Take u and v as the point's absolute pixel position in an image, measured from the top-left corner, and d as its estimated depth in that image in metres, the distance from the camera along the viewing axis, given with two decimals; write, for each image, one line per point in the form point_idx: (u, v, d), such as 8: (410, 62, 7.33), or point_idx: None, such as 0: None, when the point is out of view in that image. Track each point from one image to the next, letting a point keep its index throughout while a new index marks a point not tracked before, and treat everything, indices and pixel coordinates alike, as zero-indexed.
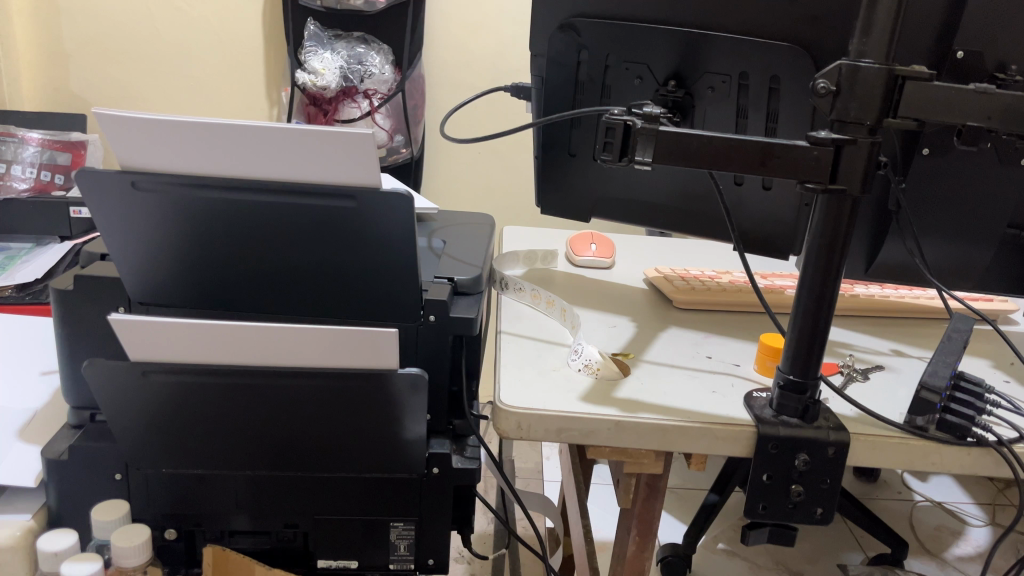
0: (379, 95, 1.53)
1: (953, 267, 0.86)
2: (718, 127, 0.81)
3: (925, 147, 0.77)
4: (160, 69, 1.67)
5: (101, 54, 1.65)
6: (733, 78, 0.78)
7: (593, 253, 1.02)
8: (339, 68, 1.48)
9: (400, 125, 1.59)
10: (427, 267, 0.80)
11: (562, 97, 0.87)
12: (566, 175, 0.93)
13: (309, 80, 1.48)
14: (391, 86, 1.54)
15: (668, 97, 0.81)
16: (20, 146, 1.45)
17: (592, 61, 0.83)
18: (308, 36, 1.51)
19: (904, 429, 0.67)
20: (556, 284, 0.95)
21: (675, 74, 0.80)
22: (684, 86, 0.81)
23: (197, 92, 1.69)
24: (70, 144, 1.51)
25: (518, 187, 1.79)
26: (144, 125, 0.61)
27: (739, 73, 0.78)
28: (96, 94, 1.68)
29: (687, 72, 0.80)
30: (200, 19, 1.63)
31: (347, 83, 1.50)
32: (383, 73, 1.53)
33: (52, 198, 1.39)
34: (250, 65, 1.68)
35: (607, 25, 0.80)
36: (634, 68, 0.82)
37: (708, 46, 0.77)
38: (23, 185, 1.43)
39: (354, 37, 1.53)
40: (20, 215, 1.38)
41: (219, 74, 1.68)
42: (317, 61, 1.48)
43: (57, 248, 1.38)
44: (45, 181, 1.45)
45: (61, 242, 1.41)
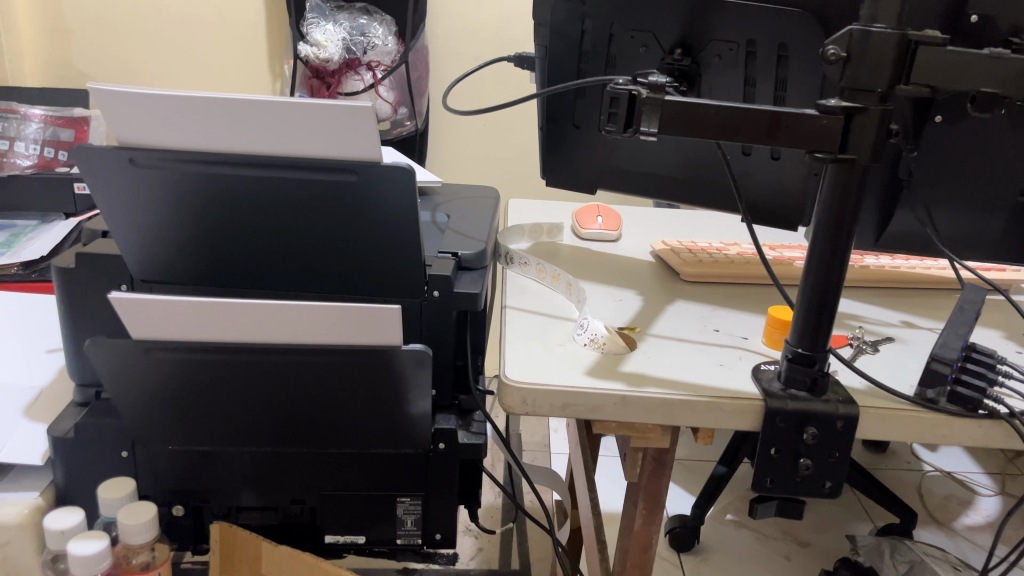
0: (383, 67, 1.51)
1: (965, 236, 0.84)
2: (726, 95, 0.79)
3: (937, 116, 0.76)
4: (162, 43, 1.66)
5: (102, 29, 1.64)
6: (741, 46, 0.76)
7: (599, 225, 1.01)
8: (342, 39, 1.47)
9: (404, 97, 1.56)
10: (430, 241, 0.79)
11: (564, 66, 0.85)
12: (572, 147, 0.91)
13: (312, 52, 1.46)
14: (395, 58, 1.53)
15: (674, 66, 0.80)
16: (23, 122, 1.46)
17: (596, 30, 0.81)
18: (310, 8, 1.49)
19: (914, 402, 0.66)
20: (562, 258, 0.94)
21: (681, 42, 0.79)
22: (691, 54, 0.79)
23: (199, 67, 1.69)
24: (73, 119, 1.51)
25: (522, 159, 1.78)
26: (138, 100, 0.60)
27: (746, 41, 0.76)
28: (96, 69, 1.67)
29: (693, 42, 0.78)
30: None
31: (349, 55, 1.48)
32: (386, 45, 1.51)
33: (56, 174, 1.43)
34: (251, 38, 1.66)
35: None
36: (639, 37, 0.80)
37: (714, 14, 0.75)
38: (26, 163, 1.43)
39: (357, 7, 1.52)
40: (24, 192, 1.41)
41: (221, 48, 1.67)
42: (319, 32, 1.46)
43: (60, 226, 1.41)
44: (49, 158, 1.46)
45: (66, 219, 1.45)
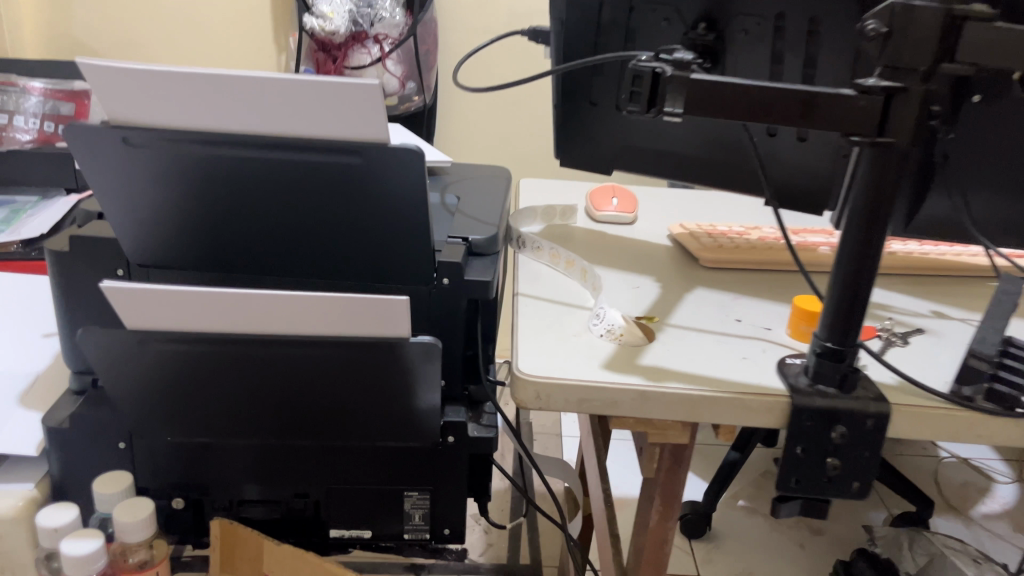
0: (390, 40, 1.47)
1: (1001, 223, 0.80)
2: (752, 75, 0.76)
3: (977, 94, 0.71)
4: (164, 14, 1.62)
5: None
6: (769, 20, 0.72)
7: (614, 208, 0.97)
8: (349, 11, 1.42)
9: (411, 72, 1.53)
10: (440, 225, 0.76)
11: (582, 38, 0.81)
12: (588, 126, 0.87)
13: (317, 25, 1.41)
14: (403, 30, 1.48)
15: (698, 41, 0.75)
16: (22, 95, 1.41)
17: (615, 3, 0.77)
18: None
19: (949, 400, 0.62)
20: (576, 242, 0.91)
21: (706, 17, 0.74)
22: (715, 29, 0.74)
23: (203, 40, 1.65)
24: (74, 93, 1.46)
25: (533, 136, 1.73)
26: (130, 77, 0.56)
27: (775, 15, 0.72)
28: (97, 41, 1.64)
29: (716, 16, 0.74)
30: None
31: (356, 28, 1.44)
32: (394, 17, 1.46)
33: (54, 150, 1.40)
34: (255, 10, 1.62)
35: None
36: (660, 10, 0.75)
37: None
38: (26, 137, 1.41)
39: None
40: (24, 167, 1.38)
41: (225, 20, 1.63)
42: (325, 4, 1.41)
43: (61, 202, 1.38)
44: (49, 132, 1.43)
45: (66, 195, 1.42)
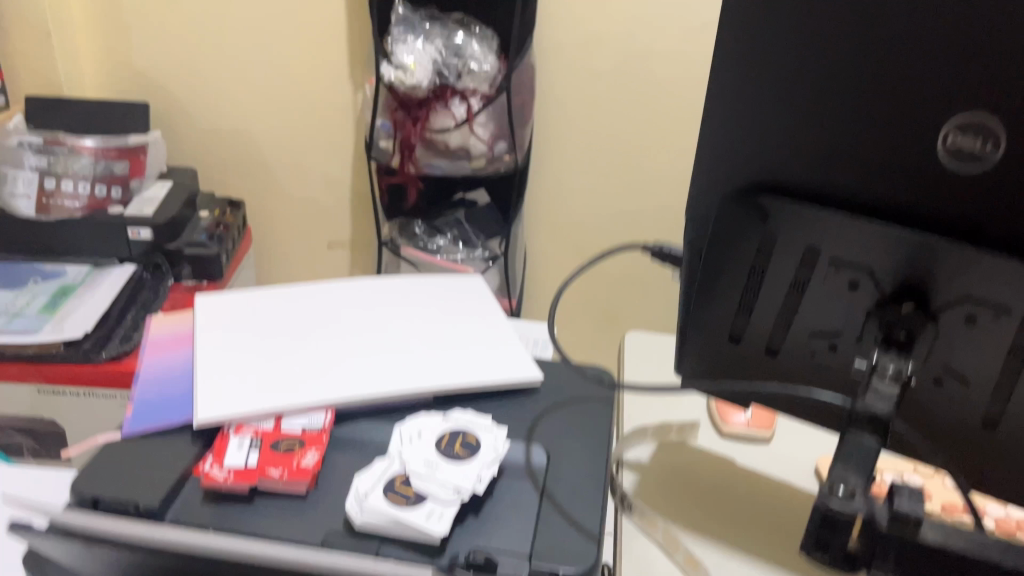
0: (479, 95, 1.27)
1: None
2: (968, 365, 0.58)
3: None
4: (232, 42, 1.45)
5: (167, 26, 1.44)
6: (991, 309, 0.55)
7: (748, 423, 0.82)
8: (432, 62, 1.23)
9: (502, 130, 1.33)
10: (518, 529, 0.58)
11: (729, 291, 0.65)
12: (729, 368, 0.70)
13: (396, 77, 1.23)
14: (495, 83, 1.28)
15: (889, 326, 0.59)
16: (72, 157, 1.29)
17: (780, 256, 0.61)
18: (396, 22, 1.26)
19: None
20: (701, 485, 0.75)
21: (910, 296, 0.58)
22: (918, 310, 0.58)
23: (270, 74, 1.48)
24: (129, 150, 1.33)
25: (643, 191, 1.51)
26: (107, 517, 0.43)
27: (992, 306, 0.55)
28: (161, 71, 1.48)
29: (920, 285, 0.58)
30: None
31: (440, 80, 1.24)
32: (485, 68, 1.26)
33: (109, 216, 1.27)
34: (328, 44, 1.44)
35: (804, 212, 0.58)
36: (841, 274, 0.60)
37: (948, 264, 0.56)
38: (75, 204, 1.27)
39: (452, 19, 1.28)
40: (79, 234, 1.27)
41: (298, 53, 1.45)
42: (406, 53, 1.23)
43: (116, 277, 1.25)
44: (100, 197, 1.30)
45: (120, 265, 1.29)
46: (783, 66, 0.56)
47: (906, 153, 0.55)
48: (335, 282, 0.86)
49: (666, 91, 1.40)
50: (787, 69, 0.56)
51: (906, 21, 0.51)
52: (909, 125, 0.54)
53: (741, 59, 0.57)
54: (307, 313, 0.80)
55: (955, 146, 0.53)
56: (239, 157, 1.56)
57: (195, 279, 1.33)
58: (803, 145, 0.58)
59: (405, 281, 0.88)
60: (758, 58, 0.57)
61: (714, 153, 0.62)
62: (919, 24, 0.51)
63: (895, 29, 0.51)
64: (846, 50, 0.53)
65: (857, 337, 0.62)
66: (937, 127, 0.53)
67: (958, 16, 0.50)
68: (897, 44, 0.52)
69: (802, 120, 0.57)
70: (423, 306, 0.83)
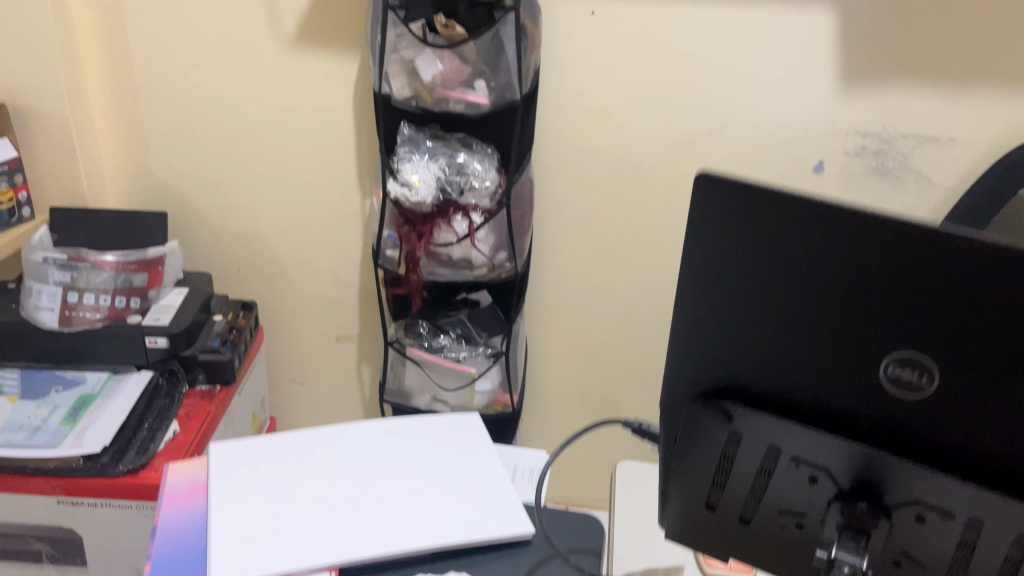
0: (481, 211, 1.32)
1: None
2: (922, 553, 0.62)
3: None
4: (246, 154, 1.53)
5: (185, 139, 1.52)
6: (939, 513, 0.59)
7: (729, 565, 0.88)
8: (436, 179, 1.30)
9: (502, 241, 1.39)
10: None
11: (698, 474, 0.67)
12: (700, 533, 0.71)
13: (402, 194, 1.29)
14: (496, 197, 1.34)
15: (850, 517, 0.62)
16: (94, 271, 1.35)
17: (744, 450, 0.64)
18: (402, 141, 1.34)
19: None
20: None
21: (866, 494, 0.61)
22: (874, 505, 0.61)
23: (283, 182, 1.55)
24: (148, 262, 1.39)
25: (642, 290, 1.56)
26: None
27: (941, 511, 0.59)
28: (179, 180, 1.56)
29: (875, 486, 0.60)
30: (287, 108, 1.47)
31: (443, 197, 1.30)
32: (486, 184, 1.32)
33: (128, 325, 1.33)
34: (338, 155, 1.51)
35: (767, 419, 0.62)
36: (803, 468, 0.63)
37: (898, 473, 0.59)
38: (96, 315, 1.33)
39: (455, 139, 1.35)
40: (99, 344, 1.32)
41: (309, 163, 1.52)
42: (410, 171, 1.29)
43: (134, 383, 1.31)
44: (120, 307, 1.36)
45: (137, 372, 1.34)
46: (743, 292, 0.59)
47: (860, 375, 0.58)
48: (335, 425, 0.93)
49: (661, 199, 1.46)
50: (748, 297, 0.59)
51: (855, 273, 0.54)
52: (857, 359, 0.57)
53: (705, 287, 0.60)
54: (318, 463, 0.87)
55: (897, 377, 0.56)
56: (253, 258, 1.62)
57: (209, 383, 1.39)
58: (762, 357, 0.61)
59: (405, 421, 0.95)
60: (722, 285, 0.60)
61: (681, 353, 0.65)
62: (869, 273, 0.54)
63: (846, 275, 0.55)
64: (802, 289, 0.57)
65: (819, 520, 0.65)
66: (881, 358, 0.56)
67: (903, 278, 0.53)
68: (848, 291, 0.55)
69: (763, 337, 0.60)
70: (422, 450, 0.90)
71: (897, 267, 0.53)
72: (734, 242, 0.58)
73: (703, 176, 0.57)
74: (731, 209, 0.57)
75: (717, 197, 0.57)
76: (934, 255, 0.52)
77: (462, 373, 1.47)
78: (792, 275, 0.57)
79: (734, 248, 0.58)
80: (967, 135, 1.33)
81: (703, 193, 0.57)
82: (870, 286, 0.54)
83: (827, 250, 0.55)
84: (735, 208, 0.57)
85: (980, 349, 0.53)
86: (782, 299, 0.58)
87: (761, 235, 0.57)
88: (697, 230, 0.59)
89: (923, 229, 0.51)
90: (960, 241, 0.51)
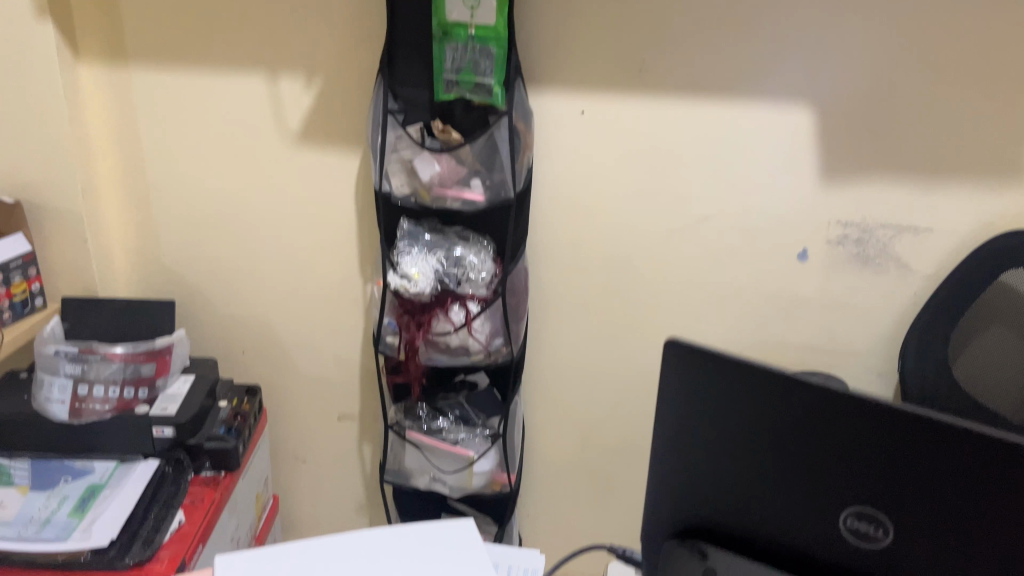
0: (477, 300, 1.37)
1: None
2: None
3: None
4: (252, 242, 1.58)
5: (194, 229, 1.58)
6: None
7: None
8: (434, 271, 1.35)
9: (499, 328, 1.42)
10: None
11: None
12: None
13: (401, 285, 1.34)
14: (492, 286, 1.38)
15: None
16: (103, 364, 1.39)
17: None
18: (401, 235, 1.37)
19: None
20: None
21: None
22: None
23: (287, 269, 1.60)
24: (156, 352, 1.44)
25: (634, 372, 1.60)
26: None
27: None
28: (187, 267, 1.61)
29: None
30: (291, 200, 1.53)
31: (441, 288, 1.35)
32: (483, 275, 1.36)
33: (137, 413, 1.38)
34: (340, 244, 1.56)
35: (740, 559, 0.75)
36: None
37: None
38: (104, 407, 1.38)
39: (453, 232, 1.38)
40: (108, 433, 1.37)
41: (312, 251, 1.58)
42: (410, 263, 1.34)
43: (139, 473, 1.35)
44: (128, 397, 1.40)
45: (144, 459, 1.39)
46: (716, 445, 0.73)
47: (818, 522, 0.70)
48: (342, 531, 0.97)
49: (652, 285, 1.51)
50: (721, 451, 0.73)
51: (807, 437, 0.68)
52: (808, 497, 0.70)
53: (681, 432, 0.75)
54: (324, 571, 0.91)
55: (854, 528, 0.69)
56: (257, 341, 1.67)
57: (214, 470, 1.43)
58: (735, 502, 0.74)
59: (406, 528, 0.98)
60: (697, 438, 0.74)
61: (669, 493, 0.79)
62: (817, 438, 0.68)
63: (799, 438, 0.69)
64: (765, 447, 0.70)
65: None
66: (836, 511, 0.69)
67: (835, 433, 0.67)
68: (795, 442, 0.69)
69: (736, 485, 0.74)
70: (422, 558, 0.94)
71: (839, 432, 0.67)
72: (704, 406, 0.73)
73: (672, 344, 0.73)
74: (697, 369, 0.72)
75: (686, 360, 0.72)
76: (852, 413, 0.66)
77: (461, 456, 1.50)
78: (758, 433, 0.71)
79: (703, 401, 0.73)
80: (942, 226, 1.40)
81: (675, 359, 0.73)
82: (811, 439, 0.68)
83: (781, 415, 0.69)
84: (700, 369, 0.72)
85: (911, 503, 0.66)
86: (749, 455, 0.72)
87: (728, 398, 0.71)
88: (672, 385, 0.74)
89: (853, 404, 0.66)
90: (886, 414, 0.65)
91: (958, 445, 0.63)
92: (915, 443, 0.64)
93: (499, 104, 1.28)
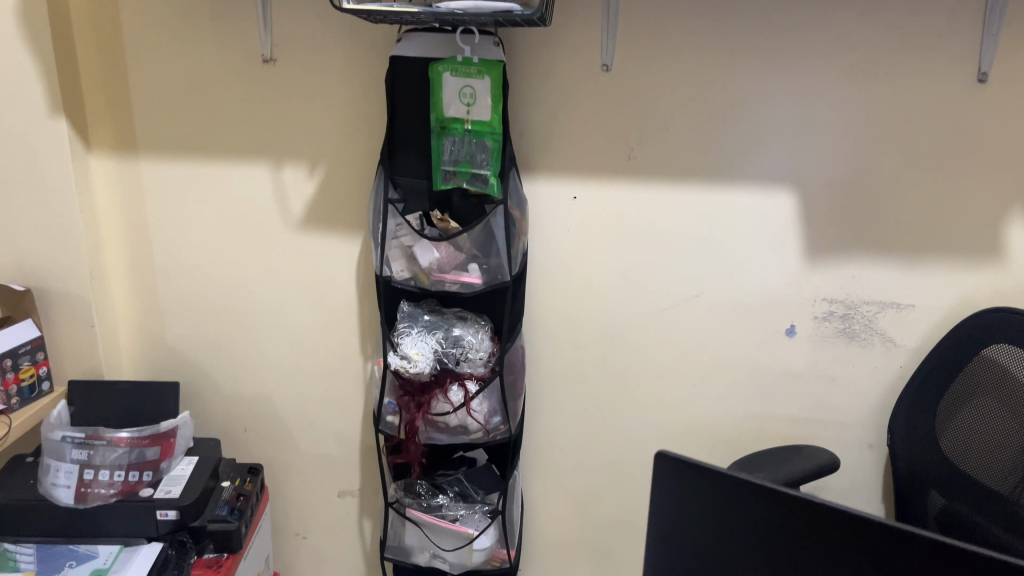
0: (475, 378, 1.40)
1: None
2: None
3: None
4: (254, 322, 1.62)
5: (197, 310, 1.62)
6: None
7: None
8: (432, 352, 1.37)
9: (497, 406, 1.45)
10: None
11: None
12: None
13: (401, 366, 1.37)
14: (490, 365, 1.41)
15: None
16: (110, 448, 1.41)
17: None
18: (401, 317, 1.44)
19: None
20: None
21: None
22: None
23: (288, 348, 1.64)
24: (161, 435, 1.46)
25: (629, 444, 1.62)
26: None
27: None
28: (190, 347, 1.65)
29: None
30: (293, 280, 1.58)
31: (439, 368, 1.38)
32: (481, 354, 1.39)
33: (140, 498, 1.39)
34: (340, 323, 1.60)
35: None
36: None
37: None
38: (109, 490, 1.40)
39: (451, 312, 1.45)
40: (111, 518, 1.38)
41: (313, 330, 1.62)
42: (409, 345, 1.37)
43: (143, 557, 1.36)
44: (133, 481, 1.42)
45: (148, 543, 1.40)
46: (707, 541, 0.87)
47: None
48: None
49: (644, 360, 1.55)
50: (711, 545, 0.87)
51: (776, 534, 0.83)
52: None
53: (675, 526, 0.89)
54: None
55: None
56: (257, 418, 1.70)
57: (218, 552, 1.43)
58: None
59: None
60: (692, 535, 0.88)
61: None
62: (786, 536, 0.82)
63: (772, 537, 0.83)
64: (747, 543, 0.84)
65: None
66: None
67: (801, 531, 0.81)
68: (771, 538, 0.83)
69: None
70: None
71: (803, 531, 0.81)
72: (693, 506, 0.87)
73: (662, 455, 0.88)
74: (683, 476, 0.87)
75: (677, 467, 0.87)
76: (811, 515, 0.80)
77: (460, 533, 1.51)
78: (739, 530, 0.85)
79: (690, 501, 0.87)
80: (923, 301, 1.44)
81: (665, 467, 0.88)
82: (782, 539, 0.82)
83: (753, 513, 0.83)
84: (685, 475, 0.87)
85: None
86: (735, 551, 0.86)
87: (710, 498, 0.86)
88: (668, 487, 0.88)
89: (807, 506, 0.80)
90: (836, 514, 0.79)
91: (897, 541, 0.76)
92: (860, 540, 0.78)
93: (493, 193, 1.33)
